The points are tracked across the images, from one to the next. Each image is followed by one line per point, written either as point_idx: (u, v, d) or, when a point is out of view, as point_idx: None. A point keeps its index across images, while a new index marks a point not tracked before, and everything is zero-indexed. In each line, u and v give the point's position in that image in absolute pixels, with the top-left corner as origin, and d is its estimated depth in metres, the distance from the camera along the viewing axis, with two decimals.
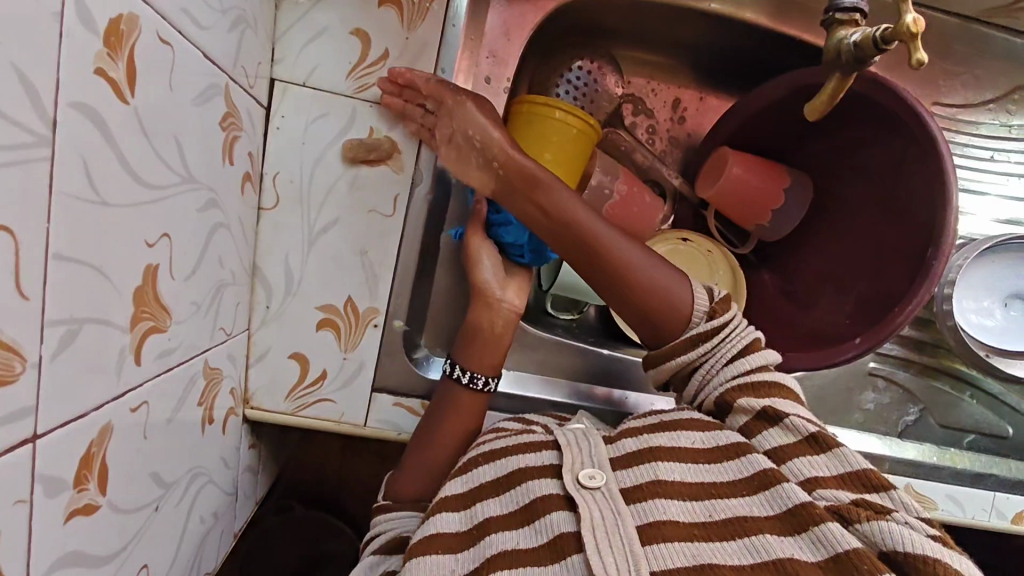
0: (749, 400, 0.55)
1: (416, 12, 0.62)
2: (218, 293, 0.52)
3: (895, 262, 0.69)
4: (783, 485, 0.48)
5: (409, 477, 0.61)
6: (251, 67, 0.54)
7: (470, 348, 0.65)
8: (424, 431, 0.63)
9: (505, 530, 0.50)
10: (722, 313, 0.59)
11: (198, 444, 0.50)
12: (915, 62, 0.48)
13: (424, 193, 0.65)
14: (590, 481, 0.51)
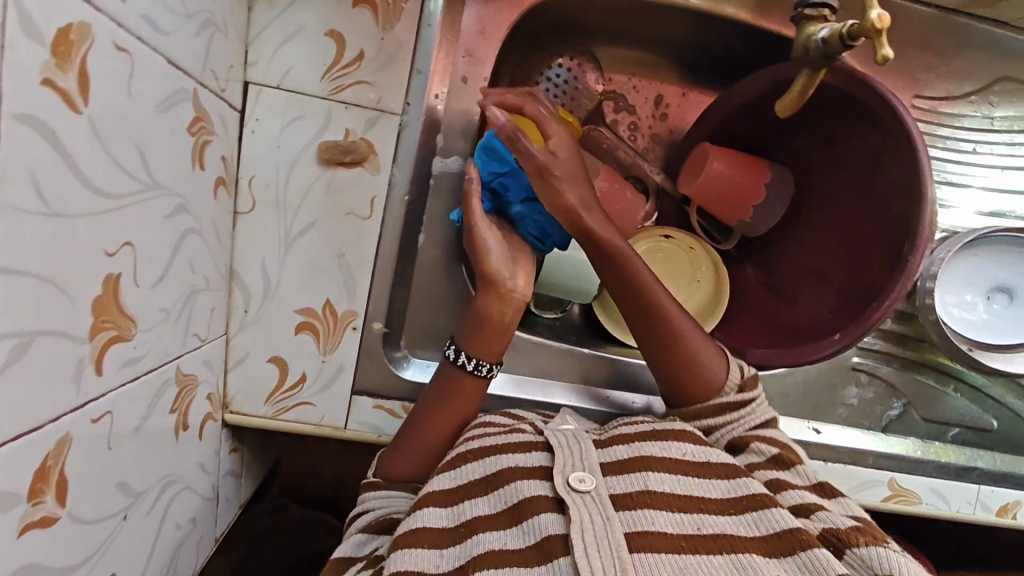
0: (763, 445, 0.58)
1: (390, 12, 0.61)
2: (190, 299, 0.52)
3: (872, 253, 0.69)
4: (773, 509, 0.49)
5: (402, 461, 0.61)
6: (221, 70, 0.54)
7: (475, 333, 0.63)
8: (422, 419, 0.62)
9: (492, 529, 0.50)
10: (751, 390, 0.62)
11: (172, 451, 0.50)
12: (882, 58, 0.48)
13: (402, 194, 0.65)
14: (579, 485, 0.51)
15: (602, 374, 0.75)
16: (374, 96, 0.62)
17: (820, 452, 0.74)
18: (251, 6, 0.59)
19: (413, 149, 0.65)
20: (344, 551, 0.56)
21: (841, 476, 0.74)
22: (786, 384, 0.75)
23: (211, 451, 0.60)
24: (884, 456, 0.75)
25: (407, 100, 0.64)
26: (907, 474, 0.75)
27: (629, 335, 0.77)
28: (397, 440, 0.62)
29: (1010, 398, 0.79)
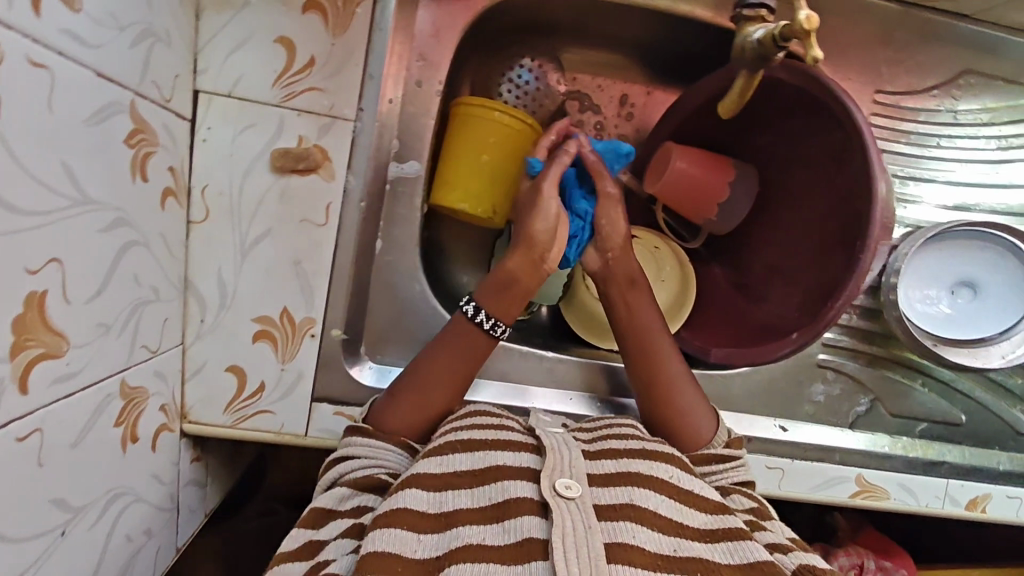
0: (743, 493, 0.59)
1: (341, 17, 0.61)
2: (136, 313, 0.52)
3: (829, 254, 0.68)
4: (749, 542, 0.50)
5: (403, 415, 0.61)
6: (166, 81, 0.53)
7: (492, 288, 0.63)
8: (425, 373, 0.62)
9: (473, 522, 0.49)
10: (737, 449, 0.63)
11: (119, 464, 0.51)
12: (811, 58, 0.50)
13: (358, 200, 0.65)
14: (566, 491, 0.50)
15: (567, 376, 0.74)
16: (327, 103, 0.62)
17: (787, 449, 0.74)
18: (198, 14, 0.58)
19: (369, 155, 0.65)
20: (324, 502, 0.56)
21: (806, 473, 0.74)
22: (751, 380, 0.75)
23: (168, 462, 0.61)
24: (850, 452, 0.76)
25: (360, 105, 0.63)
26: (873, 470, 0.75)
27: (595, 335, 0.77)
28: (397, 392, 0.61)
29: (978, 392, 0.79)
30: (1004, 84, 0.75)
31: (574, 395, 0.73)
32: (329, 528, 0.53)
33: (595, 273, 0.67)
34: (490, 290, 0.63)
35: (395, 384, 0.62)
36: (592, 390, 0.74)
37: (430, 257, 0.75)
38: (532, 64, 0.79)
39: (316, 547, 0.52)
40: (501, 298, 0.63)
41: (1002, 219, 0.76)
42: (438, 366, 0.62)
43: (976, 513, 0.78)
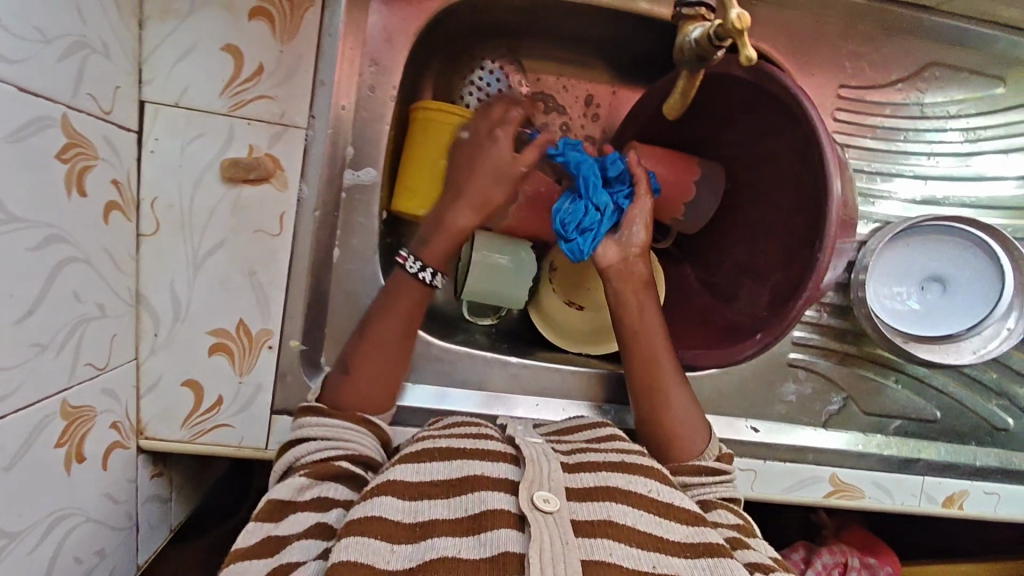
0: (727, 510, 0.58)
1: (289, 24, 0.60)
2: (78, 330, 0.51)
3: (789, 257, 0.67)
4: (727, 559, 0.49)
5: (357, 391, 0.61)
6: (105, 92, 0.52)
7: (438, 244, 0.64)
8: (375, 343, 0.62)
9: (449, 535, 0.48)
10: (727, 466, 0.62)
11: (62, 483, 0.50)
12: (746, 61, 0.47)
13: (313, 209, 0.64)
14: (544, 505, 0.49)
15: (534, 381, 0.72)
16: (277, 111, 0.61)
17: (759, 450, 0.73)
18: (141, 24, 0.57)
19: (324, 164, 0.64)
20: (280, 493, 0.52)
21: (779, 475, 0.73)
22: (722, 382, 0.74)
23: (123, 479, 0.60)
24: (824, 452, 0.75)
25: (312, 113, 0.62)
26: (847, 469, 0.74)
27: (563, 338, 0.76)
28: (348, 365, 0.61)
29: (952, 387, 0.78)
30: (970, 75, 0.74)
31: (541, 402, 0.72)
32: (290, 523, 0.50)
33: (609, 267, 0.65)
34: (435, 248, 0.63)
35: (344, 358, 0.62)
36: (561, 395, 0.73)
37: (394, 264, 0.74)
38: (496, 65, 0.76)
39: (276, 544, 0.49)
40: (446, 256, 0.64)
41: (970, 212, 0.75)
42: (388, 331, 0.62)
43: (954, 511, 0.77)
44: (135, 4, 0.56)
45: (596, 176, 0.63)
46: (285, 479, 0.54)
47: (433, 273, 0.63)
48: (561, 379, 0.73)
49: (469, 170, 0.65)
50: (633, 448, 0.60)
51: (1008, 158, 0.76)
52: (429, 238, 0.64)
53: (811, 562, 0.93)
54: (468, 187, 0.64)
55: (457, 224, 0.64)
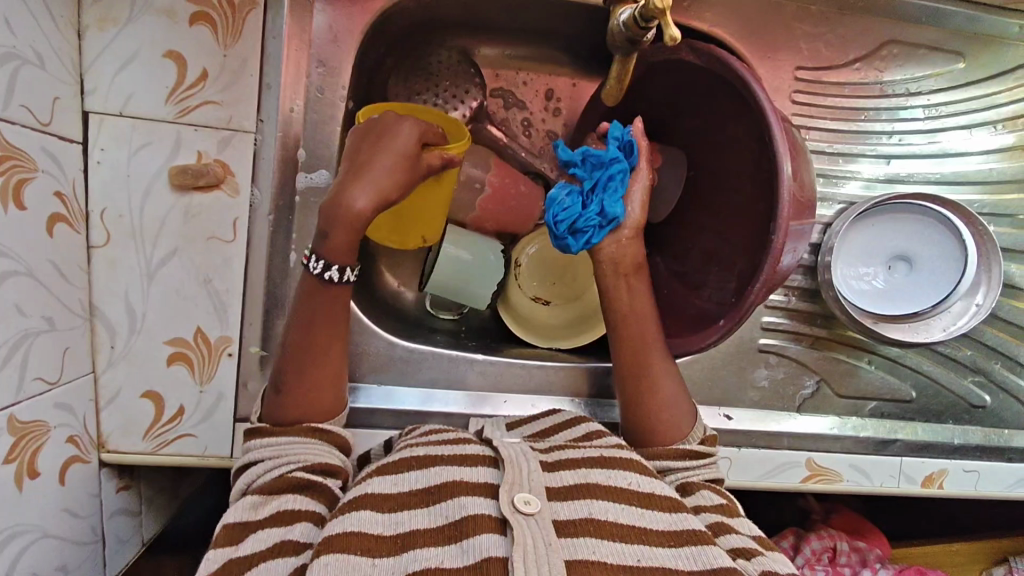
0: (712, 491, 0.56)
1: (231, 29, 0.60)
2: (22, 345, 0.51)
3: (741, 243, 0.65)
4: (712, 546, 0.46)
5: (294, 405, 0.56)
6: (41, 104, 0.52)
7: (341, 237, 0.55)
8: (296, 353, 0.56)
9: (429, 546, 0.44)
10: (711, 446, 0.61)
11: (11, 498, 0.50)
12: (665, 40, 0.45)
13: (266, 214, 0.63)
14: (524, 506, 0.46)
15: (502, 379, 0.71)
16: (225, 116, 0.60)
17: (734, 438, 0.72)
18: (80, 33, 0.57)
19: (275, 168, 0.63)
20: (237, 517, 0.49)
21: (755, 461, 0.72)
22: (693, 370, 0.72)
23: (84, 494, 0.60)
24: (801, 436, 0.74)
25: (260, 117, 0.62)
26: (824, 453, 0.74)
27: (531, 334, 0.75)
28: (280, 384, 0.56)
29: (926, 365, 0.78)
30: (928, 52, 0.74)
31: (508, 399, 0.71)
32: (252, 543, 0.47)
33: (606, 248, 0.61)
34: (336, 242, 0.55)
35: (278, 378, 0.57)
36: (531, 391, 0.72)
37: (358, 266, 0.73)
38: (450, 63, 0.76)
39: (242, 565, 0.45)
40: (349, 249, 0.55)
41: (934, 188, 0.76)
42: (307, 336, 0.57)
43: (932, 491, 0.77)
44: (72, 13, 0.56)
45: (618, 178, 0.59)
46: (239, 502, 0.51)
47: (341, 269, 0.55)
48: (528, 374, 0.71)
49: (378, 153, 0.56)
50: (611, 443, 0.56)
51: (970, 134, 0.76)
52: (329, 231, 0.55)
53: (799, 549, 0.92)
54: (371, 171, 0.55)
55: (361, 210, 0.54)
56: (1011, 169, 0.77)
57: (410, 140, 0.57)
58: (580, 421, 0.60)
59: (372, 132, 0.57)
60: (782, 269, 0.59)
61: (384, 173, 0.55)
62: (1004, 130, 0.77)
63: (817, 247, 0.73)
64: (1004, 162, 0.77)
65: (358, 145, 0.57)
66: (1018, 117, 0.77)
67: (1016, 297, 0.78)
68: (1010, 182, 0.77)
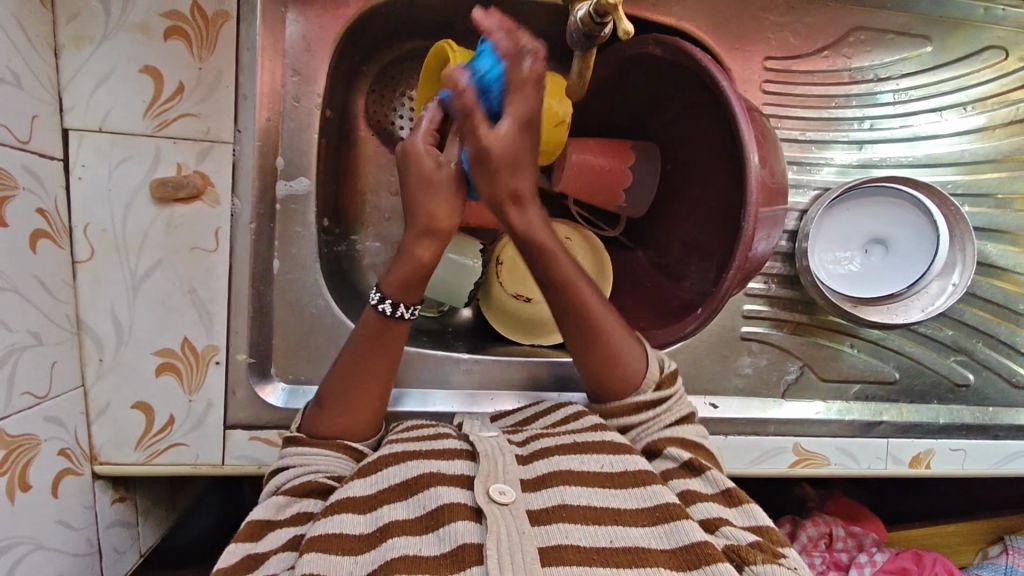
0: (675, 451, 0.54)
1: (204, 42, 0.61)
2: (10, 359, 0.52)
3: (717, 232, 0.66)
4: (682, 522, 0.46)
5: (339, 423, 0.56)
6: (19, 123, 0.53)
7: (402, 273, 0.54)
8: (347, 374, 0.56)
9: (407, 535, 0.45)
10: (668, 387, 0.58)
11: (4, 512, 0.51)
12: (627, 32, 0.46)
13: (248, 222, 0.64)
14: (500, 497, 0.46)
15: (488, 376, 0.72)
16: (202, 127, 0.61)
17: (722, 426, 0.72)
18: (57, 53, 0.58)
19: (254, 177, 0.64)
20: (262, 513, 0.50)
21: (741, 448, 0.72)
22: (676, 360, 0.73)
23: (78, 506, 0.61)
24: (788, 422, 0.74)
25: (238, 127, 0.63)
26: (810, 438, 0.74)
27: (512, 329, 0.76)
28: (322, 399, 0.56)
29: (909, 347, 0.78)
30: (895, 37, 0.75)
31: (495, 395, 0.72)
32: (267, 541, 0.48)
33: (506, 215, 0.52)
34: (399, 274, 0.54)
35: (321, 393, 0.57)
36: (518, 387, 0.72)
37: (342, 271, 0.74)
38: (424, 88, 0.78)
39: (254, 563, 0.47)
40: (409, 285, 0.55)
41: (907, 172, 0.77)
42: (370, 364, 0.56)
43: (920, 471, 0.77)
44: (48, 34, 0.57)
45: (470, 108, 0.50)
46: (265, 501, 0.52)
47: (394, 304, 0.55)
48: (514, 371, 0.72)
49: (416, 179, 0.52)
50: (586, 427, 0.56)
51: (940, 117, 0.77)
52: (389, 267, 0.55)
53: (796, 536, 0.91)
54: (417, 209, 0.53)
55: (422, 258, 0.54)
56: (983, 149, 0.78)
57: (431, 153, 0.52)
58: (559, 408, 0.61)
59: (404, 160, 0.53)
60: (756, 257, 0.60)
61: (425, 209, 0.52)
62: (974, 112, 0.78)
63: (794, 234, 0.75)
64: (977, 142, 0.78)
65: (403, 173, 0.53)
66: (988, 97, 0.78)
67: (995, 276, 0.80)
68: (983, 162, 0.78)
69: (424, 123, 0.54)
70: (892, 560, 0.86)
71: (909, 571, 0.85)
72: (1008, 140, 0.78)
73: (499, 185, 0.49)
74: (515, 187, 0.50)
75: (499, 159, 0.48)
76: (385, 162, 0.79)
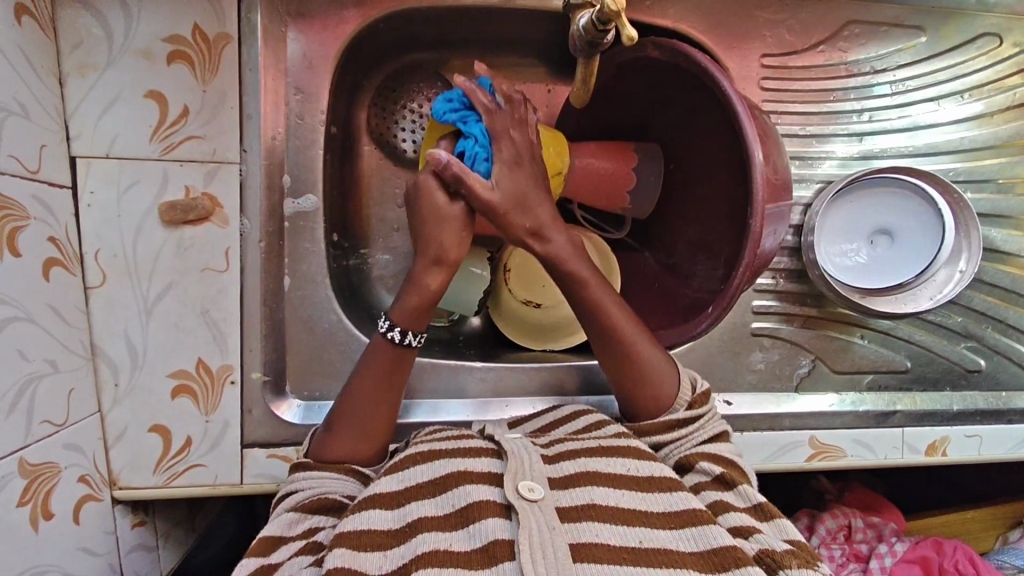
0: (709, 464, 0.54)
1: (207, 65, 0.61)
2: (28, 388, 0.52)
3: (724, 230, 0.66)
4: (711, 526, 0.46)
5: (347, 449, 0.56)
6: (28, 152, 0.53)
7: (412, 302, 0.56)
8: (358, 400, 0.56)
9: (436, 531, 0.45)
10: (701, 406, 0.59)
11: (30, 541, 0.52)
12: (627, 39, 0.46)
13: (257, 241, 0.64)
14: (529, 494, 0.46)
15: (502, 383, 0.72)
16: (209, 149, 0.62)
17: (737, 423, 0.72)
18: (62, 81, 0.58)
19: (262, 196, 0.64)
20: (276, 528, 0.50)
21: (757, 445, 0.72)
22: (688, 358, 0.73)
23: (99, 532, 0.61)
24: (802, 416, 0.74)
25: (243, 147, 0.63)
26: (825, 430, 0.74)
27: (521, 333, 0.77)
28: (332, 423, 0.56)
29: (919, 335, 0.79)
30: (889, 29, 0.75)
31: (510, 402, 0.72)
32: (282, 552, 0.48)
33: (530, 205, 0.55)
34: (408, 306, 0.56)
35: (332, 415, 0.57)
36: (532, 392, 0.72)
37: (351, 285, 0.75)
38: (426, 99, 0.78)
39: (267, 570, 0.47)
40: (418, 314, 0.56)
41: (908, 161, 0.78)
42: (380, 394, 0.57)
43: (937, 459, 0.77)
44: (52, 62, 0.57)
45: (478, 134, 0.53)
46: (281, 514, 0.52)
47: (404, 332, 0.56)
48: (527, 377, 0.73)
49: (429, 214, 0.55)
50: (610, 433, 0.56)
51: (938, 105, 0.78)
52: (399, 294, 0.57)
53: (814, 530, 0.91)
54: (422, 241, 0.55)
55: (432, 287, 0.56)
56: (983, 136, 0.79)
57: (442, 187, 0.55)
58: (575, 416, 0.61)
59: (414, 195, 0.56)
60: (765, 253, 0.61)
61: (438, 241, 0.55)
62: (971, 99, 0.78)
63: (800, 229, 0.75)
64: (976, 129, 0.78)
65: (411, 206, 0.56)
66: (984, 84, 0.78)
67: (1001, 260, 0.80)
68: (983, 148, 0.79)
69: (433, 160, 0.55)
70: (912, 549, 0.86)
71: (930, 560, 0.85)
72: (1006, 126, 0.79)
73: (515, 224, 0.55)
74: (534, 220, 0.55)
75: (504, 205, 0.53)
76: (389, 175, 0.79)
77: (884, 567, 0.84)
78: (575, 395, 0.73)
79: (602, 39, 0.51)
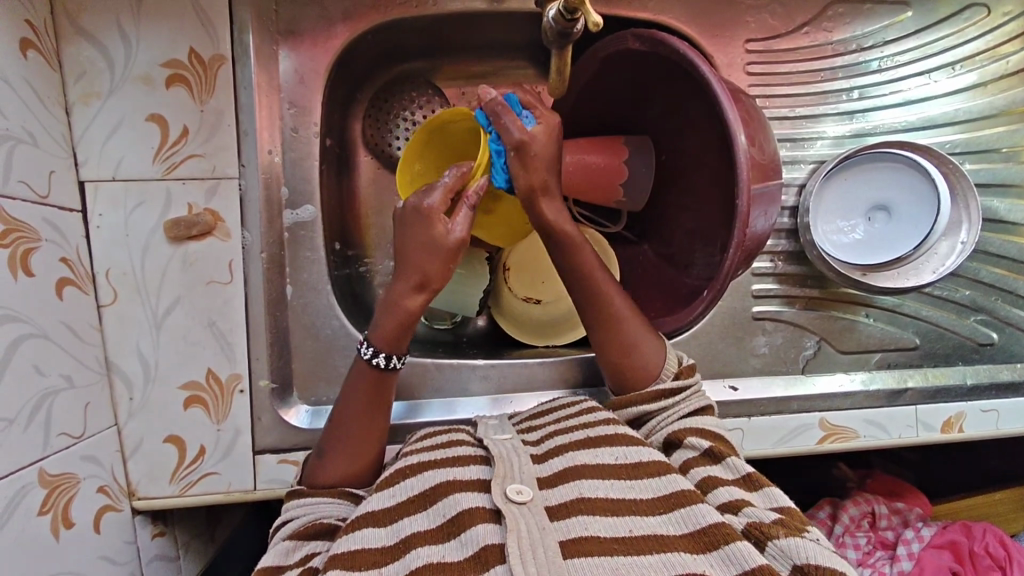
0: (697, 438, 0.54)
1: (204, 86, 0.64)
2: (44, 404, 0.54)
3: (718, 217, 0.66)
4: (698, 506, 0.45)
5: (335, 471, 0.56)
6: (37, 178, 0.56)
7: (390, 326, 0.57)
8: (349, 425, 0.57)
9: (429, 544, 0.45)
10: (687, 377, 0.60)
11: (52, 549, 0.54)
12: (592, 26, 0.48)
13: (259, 252, 0.66)
14: (517, 496, 0.46)
15: (507, 380, 0.73)
16: (208, 166, 0.64)
17: (744, 408, 0.72)
18: (68, 110, 0.61)
19: (262, 209, 0.67)
20: (269, 561, 0.49)
21: (766, 429, 0.72)
22: (691, 346, 0.73)
23: (119, 542, 0.63)
24: (811, 399, 0.73)
25: (241, 162, 0.65)
26: (835, 412, 0.73)
27: (524, 333, 0.77)
28: (323, 449, 0.57)
29: (926, 311, 0.78)
30: (872, 6, 0.76)
31: (511, 396, 0.72)
32: None
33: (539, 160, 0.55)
34: (387, 329, 0.57)
35: (322, 441, 0.58)
36: (535, 388, 0.73)
37: (355, 292, 0.77)
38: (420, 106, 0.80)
39: None
40: (399, 337, 0.57)
41: (902, 136, 0.78)
42: (366, 419, 0.58)
43: (954, 436, 0.75)
44: (59, 93, 0.60)
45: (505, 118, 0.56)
46: (275, 546, 0.51)
47: (388, 357, 0.57)
48: (530, 372, 0.73)
49: (418, 238, 0.55)
50: (600, 419, 0.56)
51: (929, 79, 0.78)
52: (377, 318, 0.58)
53: (837, 518, 0.89)
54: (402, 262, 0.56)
55: (411, 306, 0.56)
56: (979, 106, 0.78)
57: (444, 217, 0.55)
58: (572, 404, 0.61)
59: (411, 222, 0.56)
60: (756, 235, 0.61)
61: (417, 262, 0.55)
62: (963, 70, 0.78)
63: (795, 210, 0.76)
64: (971, 100, 0.78)
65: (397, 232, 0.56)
66: (976, 54, 0.77)
67: (1005, 231, 0.79)
68: (980, 118, 0.78)
69: (441, 186, 0.55)
70: (939, 534, 0.84)
71: (959, 544, 0.82)
72: (1003, 94, 0.78)
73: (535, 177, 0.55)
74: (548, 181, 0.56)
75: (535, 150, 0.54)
76: (387, 184, 0.81)
77: (911, 552, 0.82)
78: (579, 388, 0.73)
79: (573, 28, 0.53)
